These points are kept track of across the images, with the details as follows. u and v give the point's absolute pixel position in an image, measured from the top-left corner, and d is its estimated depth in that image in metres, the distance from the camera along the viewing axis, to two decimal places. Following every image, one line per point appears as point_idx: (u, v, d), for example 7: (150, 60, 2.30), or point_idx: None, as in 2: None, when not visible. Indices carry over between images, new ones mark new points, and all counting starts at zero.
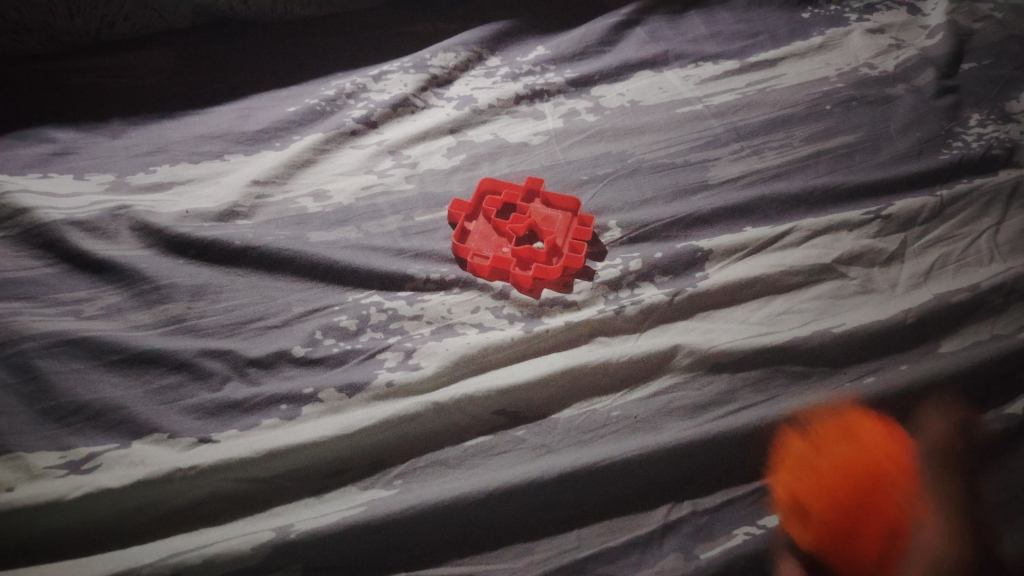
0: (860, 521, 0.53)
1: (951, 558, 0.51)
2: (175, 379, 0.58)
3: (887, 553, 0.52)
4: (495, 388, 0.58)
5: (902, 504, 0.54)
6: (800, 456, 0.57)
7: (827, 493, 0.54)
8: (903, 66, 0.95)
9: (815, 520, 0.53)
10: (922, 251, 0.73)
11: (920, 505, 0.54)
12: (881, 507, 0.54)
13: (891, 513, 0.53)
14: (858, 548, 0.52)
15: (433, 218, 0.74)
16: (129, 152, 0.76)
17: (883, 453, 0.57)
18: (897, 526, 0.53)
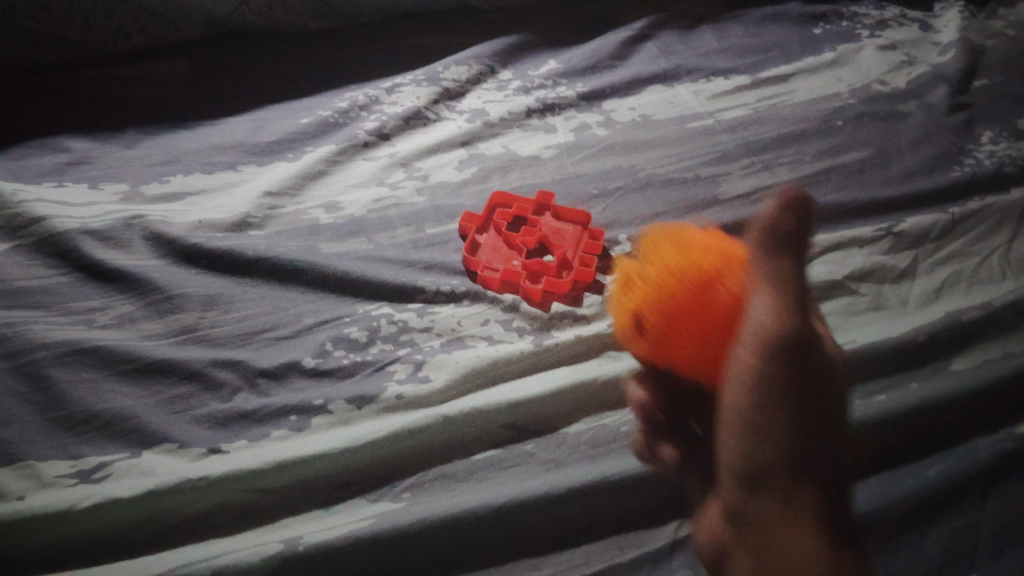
0: (697, 312, 0.48)
1: (780, 323, 0.42)
2: (186, 389, 0.59)
3: (726, 323, 0.46)
4: (504, 401, 0.58)
5: (719, 278, 0.48)
6: (649, 275, 0.53)
7: (670, 275, 0.50)
8: (914, 83, 0.95)
9: (648, 310, 0.51)
10: (934, 267, 0.72)
11: (741, 272, 0.47)
12: (712, 281, 0.48)
13: (714, 300, 0.47)
14: (704, 312, 0.47)
15: (444, 230, 0.74)
16: (143, 162, 0.76)
17: (712, 254, 0.50)
18: (712, 279, 0.48)
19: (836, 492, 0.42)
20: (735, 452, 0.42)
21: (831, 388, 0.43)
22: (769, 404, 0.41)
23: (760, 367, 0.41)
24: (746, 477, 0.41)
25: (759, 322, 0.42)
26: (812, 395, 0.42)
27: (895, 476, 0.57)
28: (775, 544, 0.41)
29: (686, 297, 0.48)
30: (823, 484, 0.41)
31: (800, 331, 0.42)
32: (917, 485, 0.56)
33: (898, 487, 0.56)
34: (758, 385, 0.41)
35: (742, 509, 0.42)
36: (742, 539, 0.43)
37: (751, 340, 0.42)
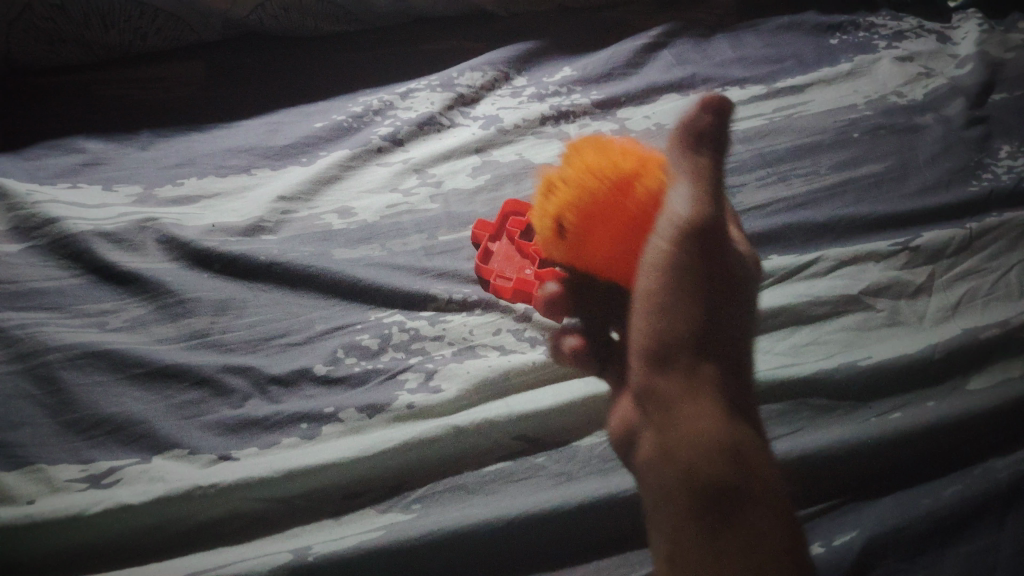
0: (615, 210, 0.52)
1: (695, 211, 0.51)
2: (197, 394, 0.58)
3: (638, 221, 0.52)
4: (516, 412, 0.57)
5: (635, 179, 0.52)
6: (573, 175, 0.54)
7: (589, 172, 0.53)
8: (932, 95, 0.94)
9: (570, 206, 0.53)
10: (951, 283, 0.72)
11: (660, 175, 0.53)
12: (630, 181, 0.52)
13: (630, 201, 0.52)
14: (620, 213, 0.52)
15: (457, 238, 0.73)
16: (157, 164, 0.76)
17: (635, 159, 0.53)
18: (628, 178, 0.52)
19: (735, 371, 0.51)
20: (647, 329, 0.51)
21: (732, 281, 0.53)
22: (678, 285, 0.50)
23: (673, 252, 0.50)
24: (657, 350, 0.50)
25: (673, 212, 0.51)
26: (715, 281, 0.51)
27: (910, 496, 0.57)
28: (678, 414, 0.49)
29: (606, 197, 0.52)
30: (723, 364, 0.50)
31: (711, 224, 0.51)
32: (933, 505, 0.55)
33: (913, 507, 0.55)
34: (670, 266, 0.50)
35: (649, 388, 0.51)
36: (648, 417, 0.51)
37: (669, 224, 0.51)
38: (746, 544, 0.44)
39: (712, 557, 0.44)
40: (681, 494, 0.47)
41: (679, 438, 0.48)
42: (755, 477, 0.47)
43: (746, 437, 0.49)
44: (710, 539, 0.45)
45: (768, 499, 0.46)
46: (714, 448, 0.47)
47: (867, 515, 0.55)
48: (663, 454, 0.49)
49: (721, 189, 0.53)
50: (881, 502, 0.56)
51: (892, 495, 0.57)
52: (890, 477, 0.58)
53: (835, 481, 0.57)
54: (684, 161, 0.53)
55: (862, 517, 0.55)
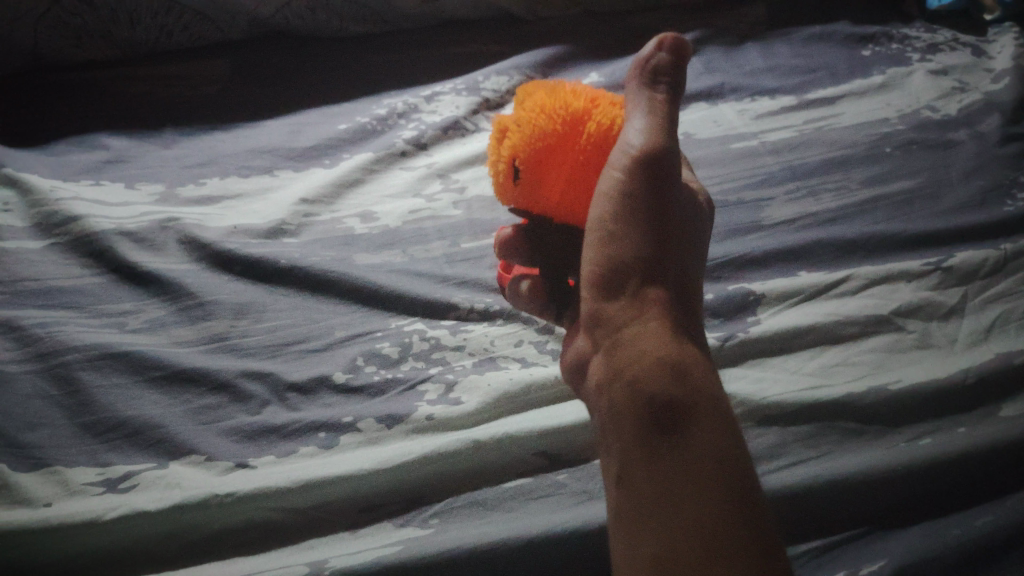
0: (568, 151, 0.45)
1: (649, 138, 0.48)
2: (215, 399, 0.58)
3: (595, 162, 0.46)
4: (537, 428, 0.56)
5: (589, 115, 0.46)
6: (520, 115, 0.46)
7: (540, 112, 0.45)
8: (966, 110, 0.92)
9: (522, 150, 0.45)
10: (985, 305, 0.69)
11: (615, 110, 0.47)
12: (583, 119, 0.46)
13: (585, 140, 0.45)
14: (576, 156, 0.45)
15: (480, 245, 0.72)
16: (180, 162, 0.76)
17: (588, 98, 0.46)
18: (582, 115, 0.45)
19: (686, 296, 0.49)
20: (595, 255, 0.49)
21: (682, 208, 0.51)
22: (627, 212, 0.48)
23: (625, 182, 0.47)
24: (604, 275, 0.49)
25: (625, 142, 0.47)
26: (663, 208, 0.50)
27: (940, 526, 0.55)
28: (623, 338, 0.47)
29: (560, 139, 0.45)
30: (672, 286, 0.48)
31: (664, 154, 0.48)
32: (964, 535, 0.53)
33: (943, 537, 0.53)
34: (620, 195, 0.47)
35: (596, 314, 0.49)
36: (596, 343, 0.49)
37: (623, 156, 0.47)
38: (688, 460, 0.42)
39: (654, 476, 0.42)
40: (623, 416, 0.45)
41: (623, 363, 0.46)
42: (700, 395, 0.45)
43: (695, 359, 0.47)
44: (653, 458, 0.43)
45: (714, 419, 0.44)
46: (658, 369, 0.45)
47: (896, 544, 0.53)
48: (608, 380, 0.47)
49: (673, 119, 0.51)
50: (910, 531, 0.55)
51: (921, 524, 0.55)
52: (921, 504, 0.56)
53: (866, 508, 0.55)
54: (636, 96, 0.51)
55: (891, 545, 0.53)
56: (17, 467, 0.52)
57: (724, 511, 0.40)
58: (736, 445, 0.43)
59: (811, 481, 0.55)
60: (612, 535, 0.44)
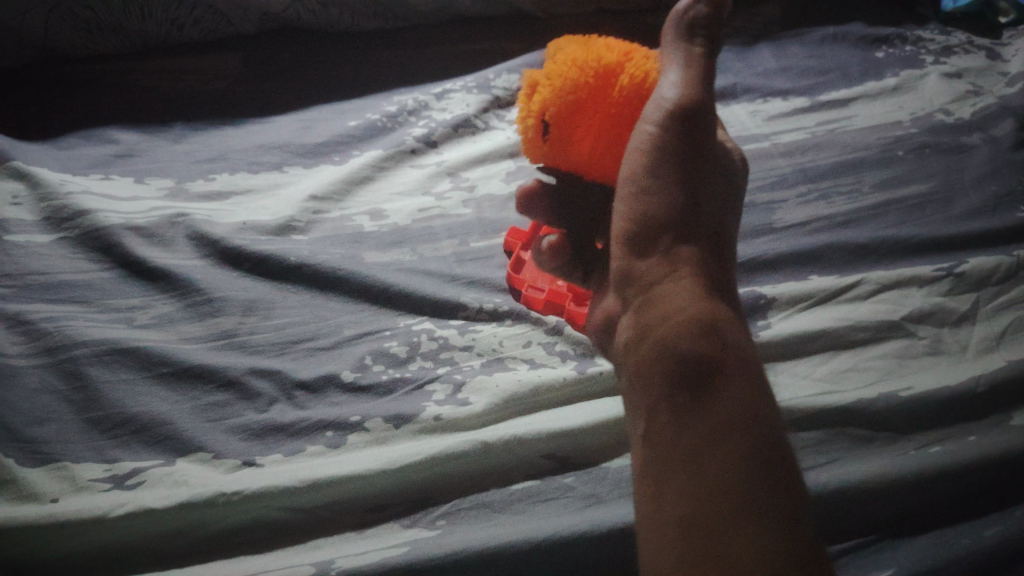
0: (601, 103, 0.45)
1: (684, 93, 0.48)
2: (223, 396, 0.58)
3: (625, 113, 0.46)
4: (544, 430, 0.56)
5: (623, 67, 0.45)
6: (552, 69, 0.45)
7: (572, 65, 0.44)
8: (980, 114, 0.91)
9: (552, 103, 0.44)
10: (997, 312, 0.69)
11: (650, 63, 0.47)
12: (616, 72, 0.45)
13: (619, 91, 0.45)
14: (608, 107, 0.45)
15: (489, 245, 0.72)
16: (189, 157, 0.75)
17: (622, 52, 0.46)
18: (615, 67, 0.45)
19: (718, 254, 0.50)
20: (627, 214, 0.49)
21: (717, 167, 0.51)
22: (660, 169, 0.48)
23: (658, 136, 0.47)
24: (636, 234, 0.49)
25: (661, 96, 0.47)
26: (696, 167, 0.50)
27: (949, 536, 0.54)
28: (656, 296, 0.49)
29: (592, 92, 0.44)
30: (704, 245, 0.49)
31: (698, 108, 0.48)
32: (973, 546, 0.53)
33: (952, 547, 0.53)
34: (653, 150, 0.47)
35: (629, 272, 0.50)
36: (628, 301, 0.51)
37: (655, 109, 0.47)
38: (714, 415, 0.43)
39: (681, 430, 0.44)
40: (652, 371, 0.46)
41: (656, 320, 0.48)
42: (731, 351, 0.46)
43: (725, 315, 0.47)
44: (679, 413, 0.44)
45: (743, 374, 0.45)
46: (689, 325, 0.46)
47: (904, 554, 0.53)
48: (639, 337, 0.49)
49: (711, 76, 0.50)
50: (918, 540, 0.54)
51: (930, 534, 0.55)
52: (931, 512, 0.55)
53: (875, 517, 0.55)
54: (673, 52, 0.50)
55: (898, 555, 0.53)
56: (24, 462, 0.52)
57: (749, 465, 0.41)
58: (763, 399, 0.44)
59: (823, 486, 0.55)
60: (637, 486, 0.45)
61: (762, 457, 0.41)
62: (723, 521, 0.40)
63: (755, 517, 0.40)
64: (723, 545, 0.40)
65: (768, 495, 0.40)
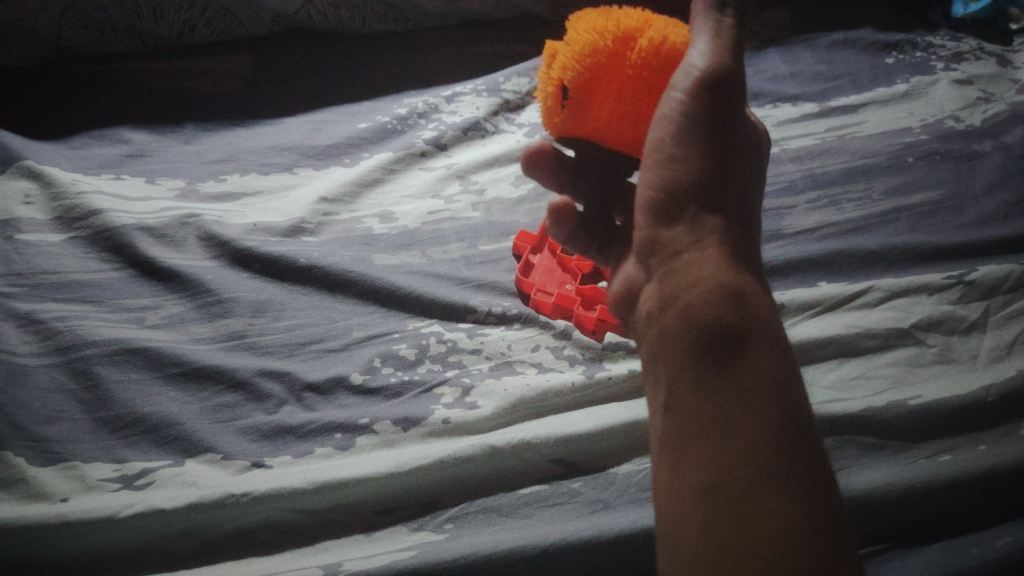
0: (620, 69, 0.45)
1: (712, 63, 0.48)
2: (233, 397, 0.58)
3: (644, 77, 0.45)
4: (552, 434, 0.56)
5: (642, 33, 0.45)
6: (571, 37, 0.46)
7: (589, 32, 0.45)
8: (991, 121, 0.91)
9: (570, 70, 0.45)
10: (1007, 321, 0.69)
11: (672, 29, 0.47)
12: (635, 37, 0.45)
13: (637, 57, 0.45)
14: (627, 73, 0.45)
15: (498, 248, 0.72)
16: (200, 158, 0.76)
17: (642, 19, 0.46)
18: (634, 32, 0.45)
19: (742, 227, 0.50)
20: (652, 184, 0.50)
21: (743, 141, 0.52)
22: (687, 138, 0.48)
23: (687, 103, 0.47)
24: (662, 204, 0.50)
25: (689, 63, 0.47)
26: (722, 140, 0.50)
27: (958, 545, 0.54)
28: (680, 264, 0.49)
29: (609, 58, 0.44)
30: (729, 216, 0.49)
31: (726, 78, 0.48)
32: (983, 555, 0.53)
33: (961, 556, 0.53)
34: (681, 116, 0.47)
35: (654, 242, 0.51)
36: (650, 271, 0.51)
37: (684, 78, 0.47)
38: (738, 381, 0.43)
39: (703, 396, 0.43)
40: (677, 336, 0.46)
41: (680, 287, 0.48)
42: (756, 320, 0.45)
43: (751, 285, 0.48)
44: (704, 377, 0.44)
45: (768, 342, 0.45)
46: (714, 292, 0.46)
47: (914, 564, 0.53)
48: (662, 305, 0.49)
49: (740, 45, 0.51)
50: (928, 550, 0.54)
51: (938, 543, 0.55)
52: (939, 521, 0.55)
53: (883, 526, 0.55)
54: (702, 19, 0.50)
55: (906, 565, 0.53)
56: (34, 461, 0.52)
57: (777, 431, 0.41)
58: (790, 370, 0.44)
59: None
60: (658, 453, 0.45)
61: (785, 424, 0.41)
62: (750, 486, 0.40)
63: (782, 482, 0.39)
64: (749, 510, 0.39)
65: (796, 462, 0.40)
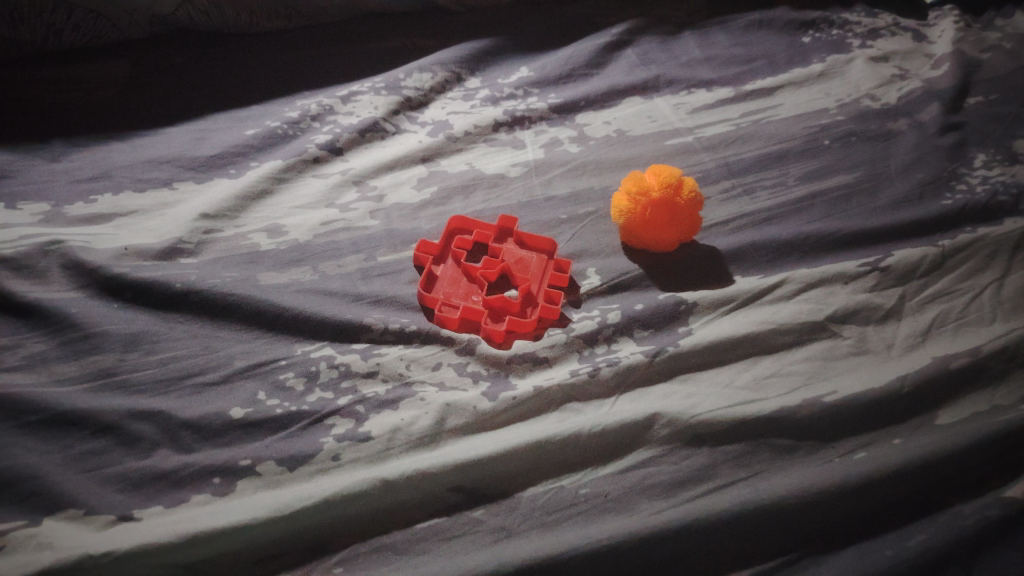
0: (658, 216, 0.68)
1: (667, 265, 0.71)
2: (100, 444, 0.53)
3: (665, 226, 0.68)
4: (451, 462, 0.53)
5: (682, 180, 0.68)
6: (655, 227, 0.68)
7: (643, 188, 0.68)
8: (905, 99, 0.90)
9: (652, 211, 0.68)
10: (922, 307, 0.68)
11: (677, 222, 0.68)
12: (653, 195, 0.67)
13: (686, 210, 0.68)
14: (657, 219, 0.68)
15: (398, 258, 0.68)
16: (70, 176, 0.69)
17: (663, 207, 0.68)
18: (656, 198, 0.67)
19: (682, 270, 0.71)
20: (654, 264, 0.71)
21: (694, 262, 0.71)
22: (654, 261, 0.71)
23: (647, 265, 0.71)
24: (662, 264, 0.71)
25: (649, 271, 0.70)
26: (683, 266, 0.71)
27: (874, 547, 0.53)
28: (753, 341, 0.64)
29: (671, 187, 0.67)
30: (677, 264, 0.71)
31: (665, 265, 0.71)
32: (897, 557, 0.52)
33: (876, 562, 0.52)
34: (647, 261, 0.71)
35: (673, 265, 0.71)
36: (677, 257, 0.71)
37: (651, 263, 0.71)
38: None
39: None
40: None
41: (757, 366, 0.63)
42: None
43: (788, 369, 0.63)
44: None
45: None
46: None
47: (827, 570, 0.52)
48: (691, 279, 0.70)
49: (716, 274, 0.70)
50: (844, 554, 0.53)
51: (855, 546, 0.53)
52: (854, 525, 0.54)
53: (796, 533, 0.53)
54: (697, 273, 0.70)
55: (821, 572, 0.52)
56: None
57: None
58: None
59: (741, 506, 0.53)
60: None
61: None
62: None
63: None
64: None
65: None
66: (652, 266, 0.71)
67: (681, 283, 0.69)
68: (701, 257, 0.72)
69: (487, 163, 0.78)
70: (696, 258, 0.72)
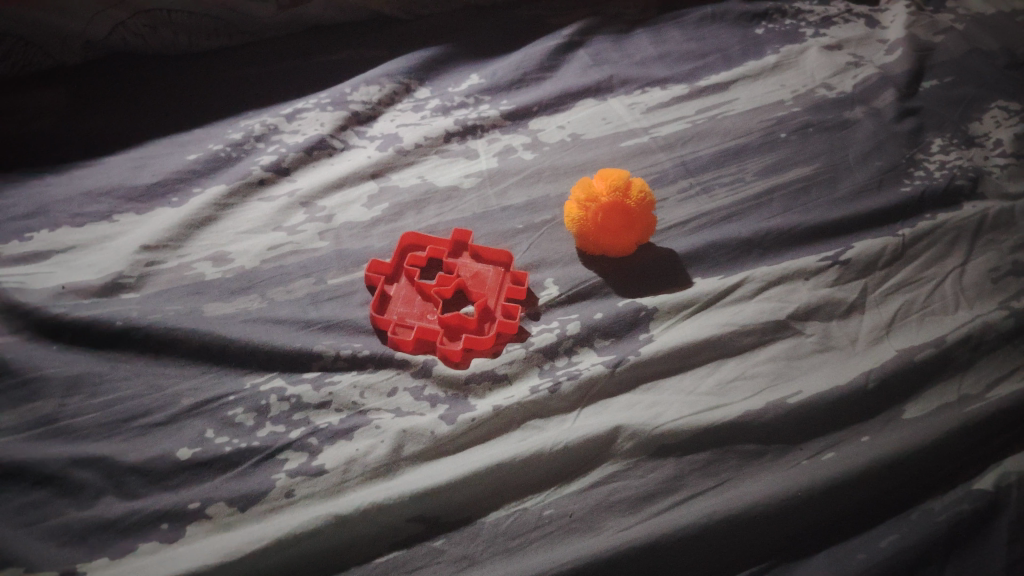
0: (611, 220, 0.66)
1: (625, 270, 0.70)
2: (39, 496, 0.50)
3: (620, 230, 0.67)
4: (409, 492, 0.51)
5: (632, 181, 0.67)
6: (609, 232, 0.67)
7: (592, 194, 0.66)
8: (860, 87, 0.90)
9: (604, 216, 0.66)
10: (884, 299, 0.67)
11: (632, 225, 0.67)
12: (603, 200, 0.66)
13: (639, 211, 0.67)
14: (610, 224, 0.66)
15: (349, 280, 0.66)
16: (4, 213, 0.66)
17: (615, 211, 0.66)
18: (605, 203, 0.66)
19: (641, 275, 0.69)
20: (611, 269, 0.70)
21: (654, 266, 0.70)
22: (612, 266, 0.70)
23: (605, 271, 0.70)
24: (621, 269, 0.70)
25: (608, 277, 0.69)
26: (642, 271, 0.70)
27: (845, 551, 0.52)
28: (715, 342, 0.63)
29: (619, 190, 0.66)
30: (635, 268, 0.70)
31: (623, 269, 0.70)
32: (869, 561, 0.51)
33: (848, 566, 0.51)
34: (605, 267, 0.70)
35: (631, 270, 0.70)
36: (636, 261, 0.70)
37: (609, 269, 0.70)
38: None
39: None
40: None
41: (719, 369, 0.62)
42: None
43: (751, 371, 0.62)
44: None
45: None
46: None
47: None
48: (650, 283, 0.69)
49: (675, 278, 0.69)
50: (815, 560, 0.52)
51: (826, 552, 0.52)
52: (826, 530, 0.53)
53: (766, 541, 0.52)
54: (656, 277, 0.69)
55: None
56: None
57: None
58: None
59: (708, 518, 0.51)
60: None
61: None
62: None
63: None
64: None
65: None
66: (610, 272, 0.70)
67: (640, 288, 0.68)
68: (660, 261, 0.71)
69: (439, 176, 0.77)
70: (655, 262, 0.71)
